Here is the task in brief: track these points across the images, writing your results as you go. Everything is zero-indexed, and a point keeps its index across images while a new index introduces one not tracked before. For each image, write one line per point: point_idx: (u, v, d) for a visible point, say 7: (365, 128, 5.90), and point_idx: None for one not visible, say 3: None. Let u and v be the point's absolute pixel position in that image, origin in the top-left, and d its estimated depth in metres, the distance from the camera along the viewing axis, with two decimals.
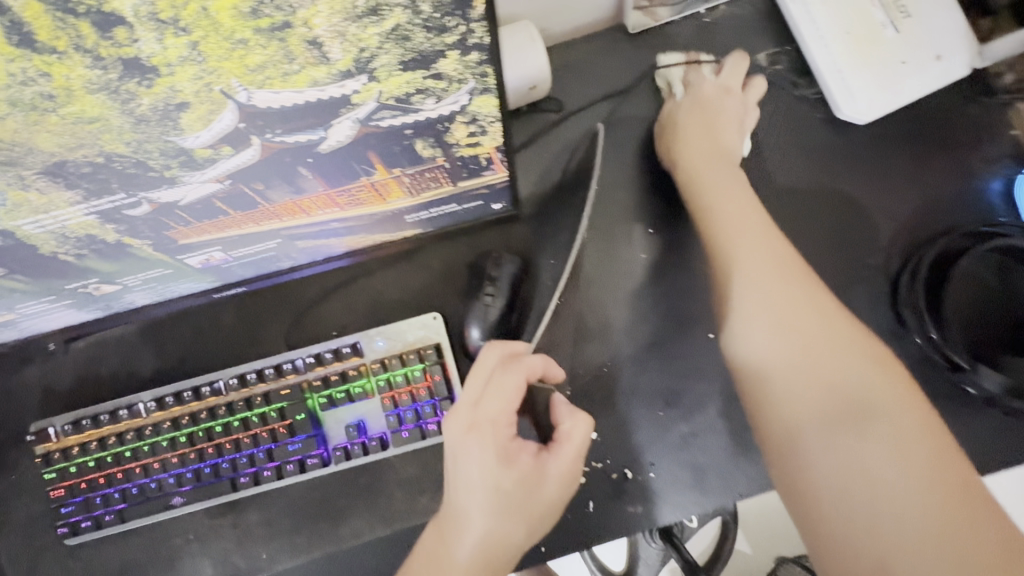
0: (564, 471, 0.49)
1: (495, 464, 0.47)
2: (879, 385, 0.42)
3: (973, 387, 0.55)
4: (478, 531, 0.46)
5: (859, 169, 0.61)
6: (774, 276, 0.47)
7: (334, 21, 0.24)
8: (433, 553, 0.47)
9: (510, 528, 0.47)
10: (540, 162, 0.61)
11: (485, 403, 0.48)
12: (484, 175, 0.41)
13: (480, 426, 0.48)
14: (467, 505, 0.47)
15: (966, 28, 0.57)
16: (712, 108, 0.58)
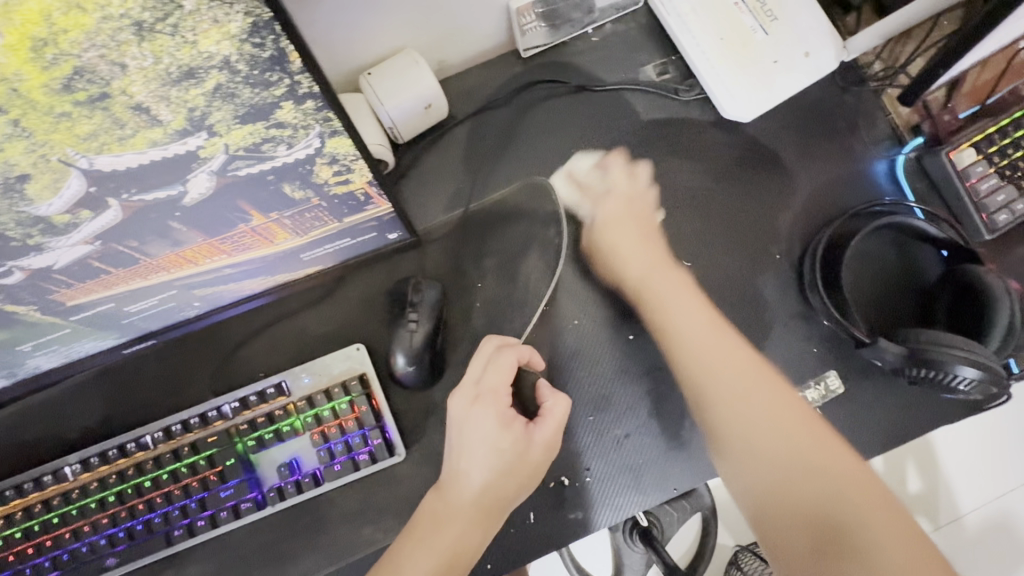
0: (551, 439, 0.53)
1: (496, 430, 0.51)
2: (803, 439, 0.49)
3: (880, 360, 0.57)
4: (479, 489, 0.51)
5: (753, 164, 0.64)
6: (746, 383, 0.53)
7: (152, 87, 0.26)
8: (435, 510, 0.51)
9: (502, 486, 0.51)
10: (450, 187, 0.63)
11: (489, 375, 0.53)
12: (367, 209, 0.43)
13: (482, 398, 0.52)
14: (468, 464, 0.51)
15: (828, 26, 0.61)
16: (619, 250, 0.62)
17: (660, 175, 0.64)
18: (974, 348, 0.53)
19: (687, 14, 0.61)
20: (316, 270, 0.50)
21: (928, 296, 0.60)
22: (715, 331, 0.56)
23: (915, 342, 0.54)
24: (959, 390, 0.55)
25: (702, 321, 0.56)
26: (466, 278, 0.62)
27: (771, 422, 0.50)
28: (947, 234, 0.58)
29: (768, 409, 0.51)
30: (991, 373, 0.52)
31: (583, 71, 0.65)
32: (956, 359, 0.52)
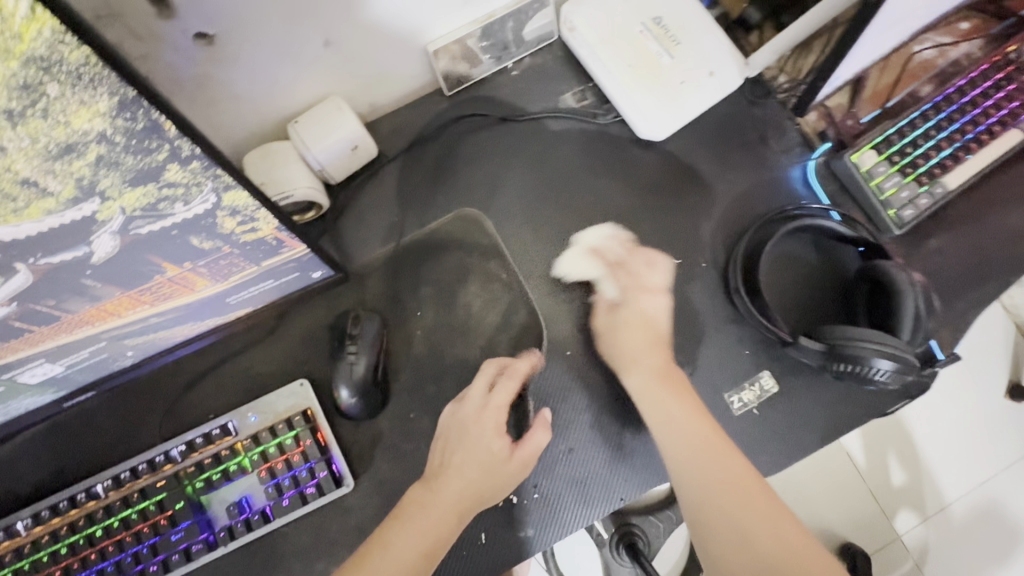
0: (530, 454, 0.56)
1: (491, 436, 0.55)
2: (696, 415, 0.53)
3: (806, 358, 0.59)
4: (463, 486, 0.54)
5: (674, 178, 0.67)
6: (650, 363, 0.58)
7: (34, 163, 0.28)
8: (420, 499, 0.53)
9: (481, 489, 0.54)
10: (385, 222, 0.66)
11: (497, 392, 0.57)
12: (283, 252, 0.45)
13: (489, 409, 0.57)
14: (458, 464, 0.55)
15: (729, 47, 0.65)
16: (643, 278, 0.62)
17: (587, 196, 0.67)
18: (893, 344, 0.55)
19: (596, 45, 0.65)
20: (247, 311, 0.52)
21: (847, 292, 0.63)
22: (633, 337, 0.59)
23: (832, 339, 0.56)
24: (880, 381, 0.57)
25: (639, 335, 0.59)
26: (405, 308, 0.64)
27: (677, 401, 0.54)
28: (859, 234, 0.61)
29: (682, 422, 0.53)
30: (905, 364, 0.55)
31: (507, 103, 0.69)
32: (874, 354, 0.54)
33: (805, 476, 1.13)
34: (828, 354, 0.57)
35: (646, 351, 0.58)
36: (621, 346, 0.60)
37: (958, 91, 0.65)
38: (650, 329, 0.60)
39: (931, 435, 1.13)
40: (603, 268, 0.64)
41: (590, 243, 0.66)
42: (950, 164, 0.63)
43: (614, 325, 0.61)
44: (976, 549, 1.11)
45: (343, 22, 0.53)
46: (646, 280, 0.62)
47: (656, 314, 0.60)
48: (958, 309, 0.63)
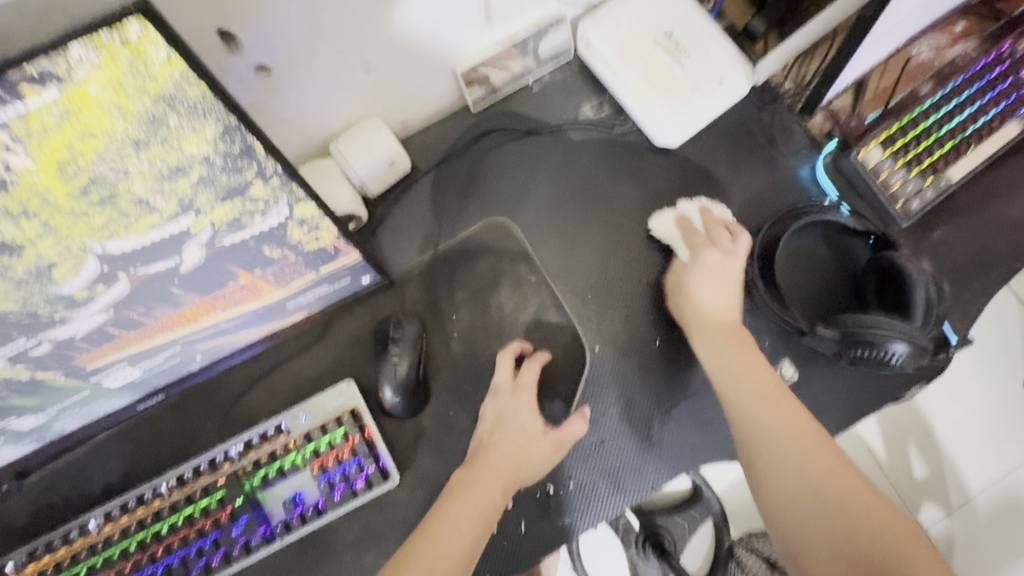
0: (564, 430, 0.60)
1: (523, 418, 0.60)
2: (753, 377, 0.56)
3: (821, 346, 0.63)
4: (503, 463, 0.58)
5: (689, 180, 0.72)
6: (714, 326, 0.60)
7: (148, 185, 0.33)
8: (464, 477, 0.57)
9: (519, 465, 0.58)
10: (418, 231, 0.71)
11: (522, 373, 0.63)
12: (339, 259, 0.49)
13: (518, 391, 0.62)
14: (500, 443, 0.59)
15: (736, 55, 0.69)
16: (703, 273, 0.62)
17: (608, 200, 0.72)
18: (902, 326, 0.58)
19: (611, 60, 0.70)
20: (301, 317, 0.56)
21: (860, 280, 0.66)
22: (741, 367, 0.57)
23: (848, 325, 0.60)
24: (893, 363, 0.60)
25: (742, 359, 0.57)
26: (441, 312, 0.68)
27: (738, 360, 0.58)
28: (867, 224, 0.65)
29: (799, 437, 0.52)
30: (917, 346, 0.58)
31: (530, 117, 0.74)
32: (887, 335, 0.57)
33: None
34: (841, 340, 0.61)
35: (705, 304, 0.61)
36: (701, 300, 0.62)
37: (956, 90, 0.68)
38: (725, 284, 0.61)
39: (950, 419, 1.15)
40: (681, 234, 0.66)
41: (682, 211, 0.67)
42: (952, 159, 0.67)
43: (685, 284, 0.63)
44: (1001, 535, 1.12)
45: (383, 51, 0.58)
46: (716, 241, 0.63)
47: (719, 270, 0.61)
48: (967, 295, 0.66)
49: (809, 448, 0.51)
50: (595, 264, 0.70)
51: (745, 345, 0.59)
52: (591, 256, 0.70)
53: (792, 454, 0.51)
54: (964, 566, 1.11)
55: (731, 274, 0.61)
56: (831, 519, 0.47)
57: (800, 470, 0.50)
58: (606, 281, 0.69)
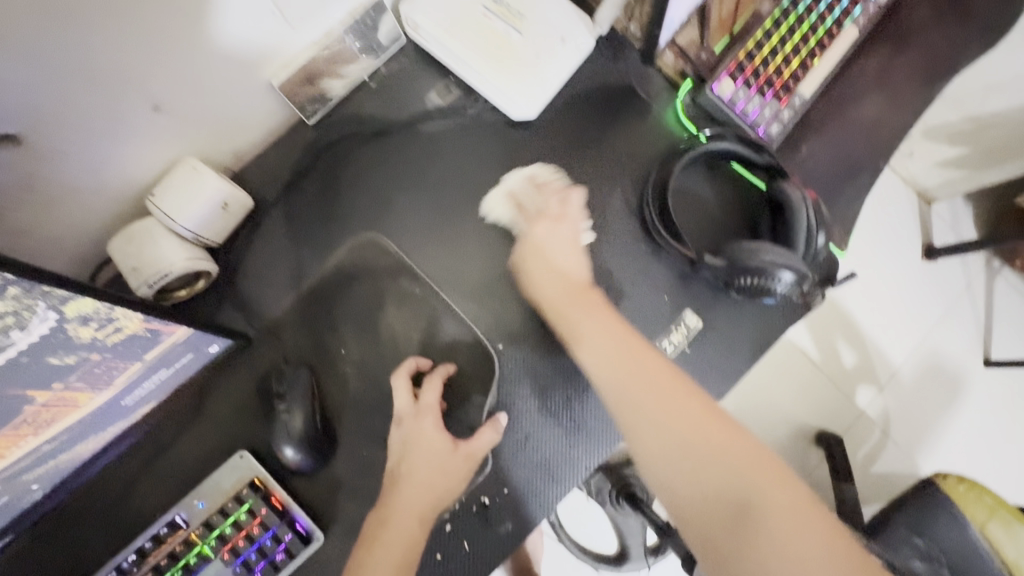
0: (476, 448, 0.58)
1: (435, 438, 0.57)
2: (673, 414, 0.46)
3: (712, 275, 0.63)
4: (417, 492, 0.55)
5: (557, 149, 0.68)
6: (609, 353, 0.51)
7: None
8: (379, 518, 0.54)
9: (434, 490, 0.55)
10: (283, 268, 0.64)
11: (425, 394, 0.59)
12: (162, 339, 0.43)
13: (423, 413, 0.58)
14: (405, 485, 0.55)
15: (574, 11, 0.65)
16: (544, 245, 0.60)
17: (479, 188, 0.67)
18: (785, 253, 0.58)
19: (445, 40, 0.64)
20: (149, 409, 0.50)
21: (754, 211, 0.67)
22: (650, 409, 0.47)
23: (733, 255, 0.59)
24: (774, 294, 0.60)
25: (644, 410, 0.47)
26: (328, 350, 0.62)
27: (649, 394, 0.48)
28: (767, 155, 0.63)
29: (700, 458, 0.44)
30: (801, 272, 0.58)
31: (374, 116, 0.67)
32: (766, 257, 0.57)
33: (770, 381, 1.20)
34: (728, 270, 0.60)
35: (558, 271, 0.59)
36: (551, 258, 0.59)
37: (792, 4, 0.68)
38: (564, 245, 0.60)
39: (860, 309, 1.23)
40: (516, 210, 0.65)
41: (510, 186, 0.66)
42: (801, 74, 0.67)
43: (522, 255, 0.61)
44: (922, 401, 1.22)
45: (167, 83, 0.51)
46: (547, 211, 0.62)
47: (564, 237, 0.60)
48: (841, 206, 0.67)
49: (712, 458, 0.44)
50: (480, 258, 0.66)
51: (590, 294, 0.57)
52: (474, 250, 0.66)
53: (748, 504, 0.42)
54: (902, 437, 1.21)
55: (567, 237, 0.61)
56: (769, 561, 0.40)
57: (698, 481, 0.44)
58: (497, 273, 0.66)
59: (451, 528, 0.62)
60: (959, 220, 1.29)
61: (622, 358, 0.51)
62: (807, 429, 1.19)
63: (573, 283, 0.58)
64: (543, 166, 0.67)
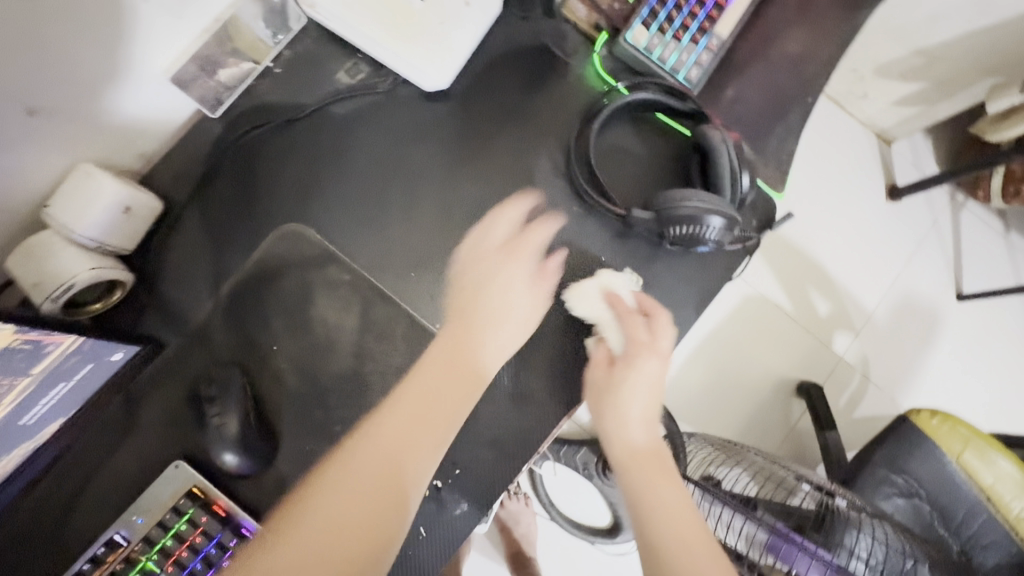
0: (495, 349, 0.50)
1: (506, 275, 0.53)
2: (697, 546, 0.43)
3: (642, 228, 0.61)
4: (416, 394, 0.45)
5: (478, 118, 0.66)
6: (662, 478, 0.47)
7: None
8: (373, 421, 0.43)
9: (435, 398, 0.45)
10: (205, 270, 0.62)
11: (507, 220, 0.58)
12: (51, 351, 0.42)
13: (510, 244, 0.56)
14: (401, 394, 0.46)
15: None
16: (623, 386, 0.52)
17: (400, 167, 0.65)
18: (719, 200, 0.57)
19: (345, 16, 0.61)
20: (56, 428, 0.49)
21: (685, 163, 0.65)
22: (698, 543, 0.43)
23: (659, 205, 0.58)
24: (709, 244, 0.59)
25: (678, 536, 0.43)
26: (261, 349, 0.59)
27: (686, 528, 0.44)
28: (689, 101, 0.63)
29: None
30: (729, 217, 0.57)
31: (284, 103, 0.65)
32: (697, 201, 0.56)
33: (744, 337, 1.18)
34: (658, 222, 0.59)
35: (620, 417, 0.50)
36: (621, 408, 0.51)
37: None
38: (650, 395, 0.52)
39: (827, 255, 1.22)
40: (611, 314, 0.58)
41: (605, 283, 0.60)
42: (716, 16, 0.65)
43: (614, 381, 0.53)
44: (895, 341, 1.22)
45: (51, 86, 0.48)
46: (646, 337, 0.54)
47: (650, 381, 0.52)
48: (770, 147, 0.66)
49: None
50: (410, 238, 0.64)
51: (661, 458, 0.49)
52: (403, 230, 0.64)
53: None
54: (880, 379, 1.21)
55: (657, 377, 0.53)
56: None
57: None
58: (428, 252, 0.63)
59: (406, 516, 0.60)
60: (921, 156, 1.27)
61: (670, 484, 0.47)
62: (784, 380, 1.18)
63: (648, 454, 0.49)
64: (626, 275, 0.62)
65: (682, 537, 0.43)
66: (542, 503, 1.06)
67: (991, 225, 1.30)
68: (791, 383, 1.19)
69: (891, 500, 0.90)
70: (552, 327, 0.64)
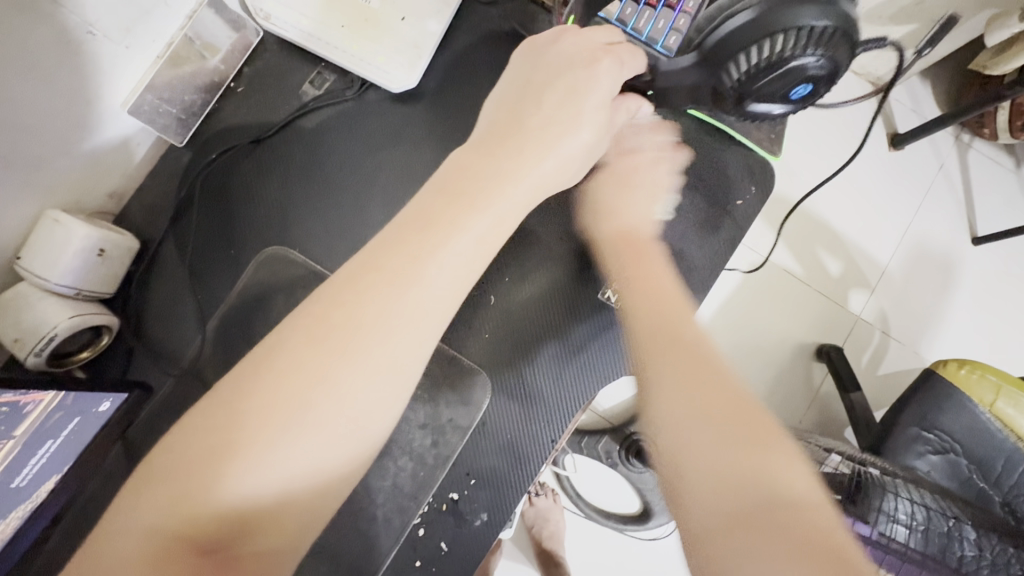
0: (384, 314, 0.34)
1: (517, 96, 0.47)
2: (681, 324, 0.44)
3: (729, 60, 0.48)
4: (318, 308, 0.34)
5: (452, 114, 0.63)
6: (647, 281, 0.48)
7: None
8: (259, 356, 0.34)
9: (349, 301, 0.34)
10: (190, 304, 0.60)
11: (518, 58, 0.50)
12: (29, 412, 0.43)
13: (527, 81, 0.48)
14: (247, 375, 0.33)
15: None
16: (634, 176, 0.58)
17: (378, 174, 0.62)
18: None
19: (303, 25, 0.60)
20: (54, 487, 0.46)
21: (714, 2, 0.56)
22: (635, 263, 0.51)
23: (716, 30, 0.48)
24: (809, 55, 0.46)
25: (653, 324, 0.44)
26: None
27: (661, 322, 0.44)
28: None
29: (688, 409, 0.38)
30: (818, 2, 0.45)
31: (252, 124, 0.63)
32: (747, 8, 0.46)
33: (755, 305, 1.15)
34: (735, 42, 0.47)
35: (628, 213, 0.56)
36: (624, 204, 0.56)
37: None
38: (644, 191, 0.57)
39: (832, 212, 1.18)
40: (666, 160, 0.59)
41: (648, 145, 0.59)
42: None
43: (610, 175, 0.57)
44: (912, 292, 1.18)
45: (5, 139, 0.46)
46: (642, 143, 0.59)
47: (648, 176, 0.58)
48: None
49: (720, 399, 0.39)
50: None
51: (633, 243, 0.53)
52: None
53: (701, 457, 0.37)
54: (900, 334, 1.17)
55: (649, 176, 0.58)
56: (725, 472, 0.36)
57: (724, 432, 0.37)
58: None
59: (426, 532, 0.59)
60: (921, 101, 1.22)
61: (641, 284, 0.48)
62: (801, 345, 1.15)
63: (633, 238, 0.54)
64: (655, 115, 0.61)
65: (637, 308, 0.46)
66: (569, 496, 1.04)
67: (1003, 162, 1.24)
68: (808, 347, 1.16)
69: (925, 458, 0.87)
70: (554, 321, 0.62)
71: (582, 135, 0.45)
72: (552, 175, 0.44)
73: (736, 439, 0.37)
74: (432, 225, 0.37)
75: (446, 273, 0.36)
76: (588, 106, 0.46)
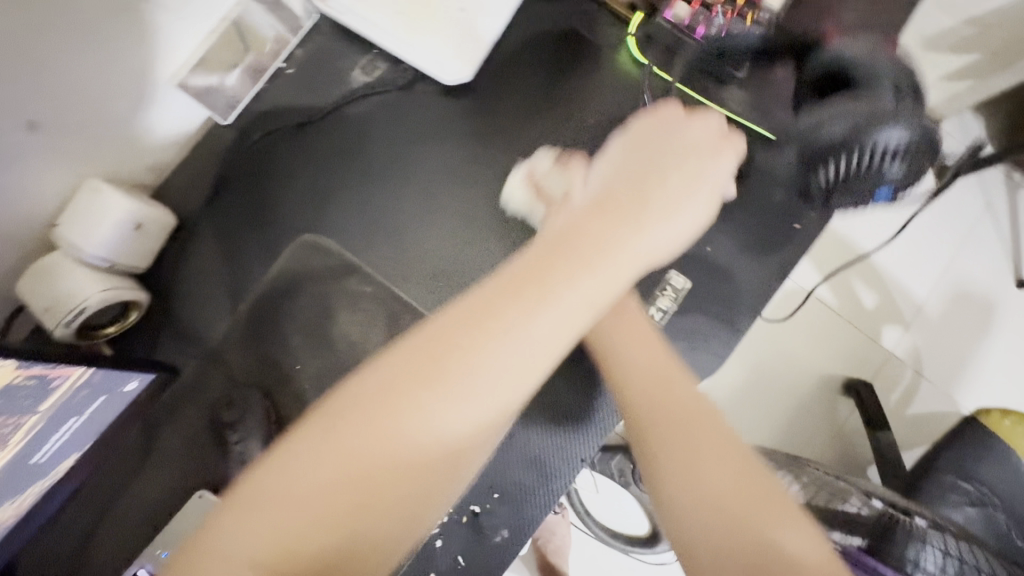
0: (497, 364, 0.31)
1: (628, 154, 0.42)
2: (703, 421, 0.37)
3: (811, 166, 0.54)
4: (421, 352, 0.31)
5: (506, 111, 0.61)
6: (646, 352, 0.42)
7: None
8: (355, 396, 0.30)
9: (452, 349, 0.31)
10: (222, 287, 0.58)
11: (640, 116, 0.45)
12: (57, 386, 0.41)
13: (643, 134, 0.43)
14: (340, 414, 0.30)
15: None
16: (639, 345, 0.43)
17: (424, 168, 0.60)
18: (874, 109, 0.50)
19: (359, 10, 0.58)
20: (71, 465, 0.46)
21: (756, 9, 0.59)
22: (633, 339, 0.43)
23: (810, 138, 0.53)
24: (890, 171, 0.51)
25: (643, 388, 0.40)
26: (282, 368, 0.55)
27: (655, 370, 0.41)
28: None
29: (690, 483, 0.35)
30: (906, 125, 0.49)
31: (297, 107, 0.61)
32: (842, 121, 0.50)
33: (788, 333, 1.11)
34: (822, 152, 0.52)
35: (635, 366, 0.41)
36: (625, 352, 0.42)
37: None
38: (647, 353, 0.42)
39: (876, 242, 1.14)
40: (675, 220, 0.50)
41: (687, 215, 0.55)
42: None
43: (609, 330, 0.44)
44: (953, 333, 1.13)
45: (44, 99, 0.45)
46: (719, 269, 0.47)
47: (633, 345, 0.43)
48: None
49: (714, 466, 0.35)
50: (437, 243, 0.59)
51: (663, 389, 0.39)
52: (424, 236, 0.59)
53: (701, 518, 0.34)
54: (935, 375, 1.12)
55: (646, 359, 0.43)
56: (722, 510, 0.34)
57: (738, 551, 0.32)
58: (463, 260, 0.58)
59: (444, 544, 0.56)
60: None
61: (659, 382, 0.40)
62: (833, 377, 1.11)
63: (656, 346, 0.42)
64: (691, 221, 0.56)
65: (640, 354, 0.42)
66: (576, 511, 1.01)
67: None
68: (839, 379, 1.11)
69: (958, 509, 0.80)
70: None
71: (699, 213, 0.41)
72: (664, 248, 0.39)
73: (703, 473, 0.35)
74: (549, 278, 0.33)
75: (574, 312, 0.33)
76: (709, 181, 0.43)
